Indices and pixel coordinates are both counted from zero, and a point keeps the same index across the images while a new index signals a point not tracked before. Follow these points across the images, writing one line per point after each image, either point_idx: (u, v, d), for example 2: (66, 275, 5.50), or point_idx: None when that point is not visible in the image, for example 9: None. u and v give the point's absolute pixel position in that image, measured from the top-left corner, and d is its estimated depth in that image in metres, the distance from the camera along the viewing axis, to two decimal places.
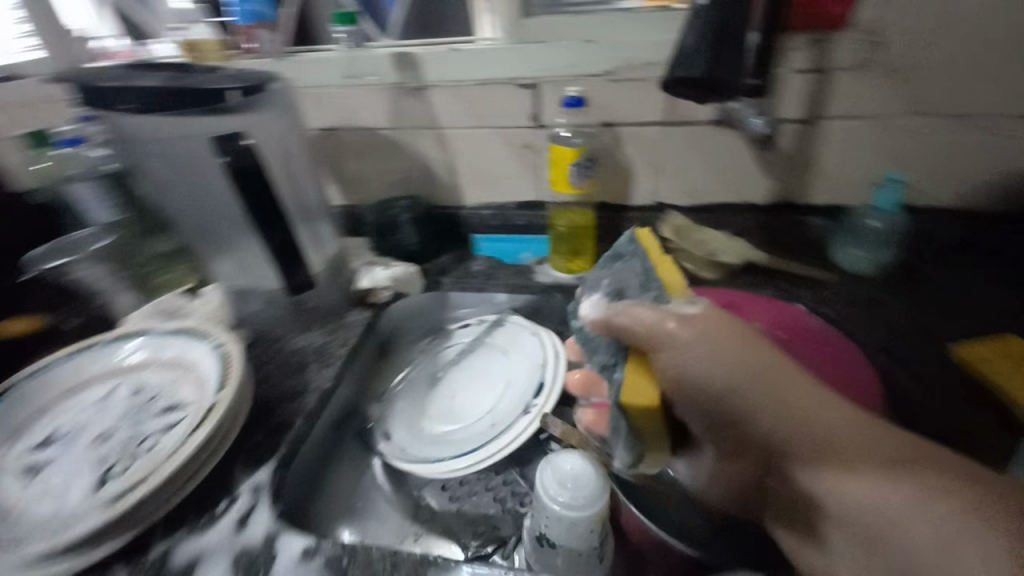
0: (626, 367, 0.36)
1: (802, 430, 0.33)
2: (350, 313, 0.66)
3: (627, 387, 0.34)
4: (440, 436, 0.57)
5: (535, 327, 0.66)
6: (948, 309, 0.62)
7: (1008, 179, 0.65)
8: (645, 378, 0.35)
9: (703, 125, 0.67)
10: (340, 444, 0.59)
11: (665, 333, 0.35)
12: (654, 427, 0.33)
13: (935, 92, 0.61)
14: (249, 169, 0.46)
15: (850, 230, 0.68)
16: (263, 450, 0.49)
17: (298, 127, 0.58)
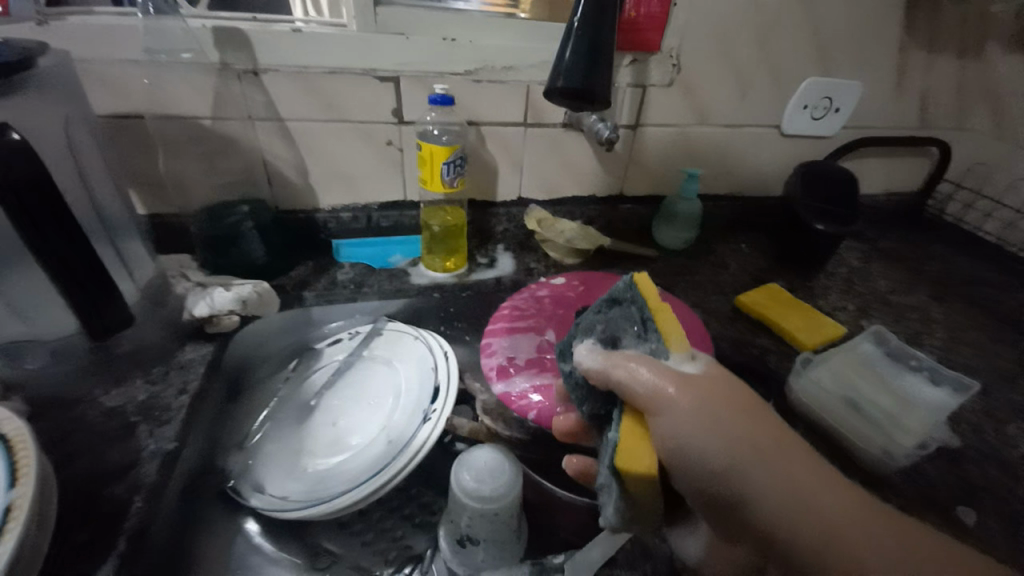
0: (622, 427, 0.36)
1: (801, 517, 0.31)
2: (180, 351, 0.53)
3: (624, 452, 0.34)
4: (326, 472, 0.51)
5: (417, 331, 0.63)
6: (741, 272, 0.80)
7: (766, 172, 0.87)
8: (641, 441, 0.35)
9: (555, 127, 0.72)
10: (198, 511, 0.49)
11: (663, 397, 0.35)
12: (647, 495, 0.34)
13: (725, 107, 0.77)
14: (34, 177, 0.33)
15: (665, 215, 0.82)
16: (94, 555, 0.36)
17: (91, 115, 0.44)
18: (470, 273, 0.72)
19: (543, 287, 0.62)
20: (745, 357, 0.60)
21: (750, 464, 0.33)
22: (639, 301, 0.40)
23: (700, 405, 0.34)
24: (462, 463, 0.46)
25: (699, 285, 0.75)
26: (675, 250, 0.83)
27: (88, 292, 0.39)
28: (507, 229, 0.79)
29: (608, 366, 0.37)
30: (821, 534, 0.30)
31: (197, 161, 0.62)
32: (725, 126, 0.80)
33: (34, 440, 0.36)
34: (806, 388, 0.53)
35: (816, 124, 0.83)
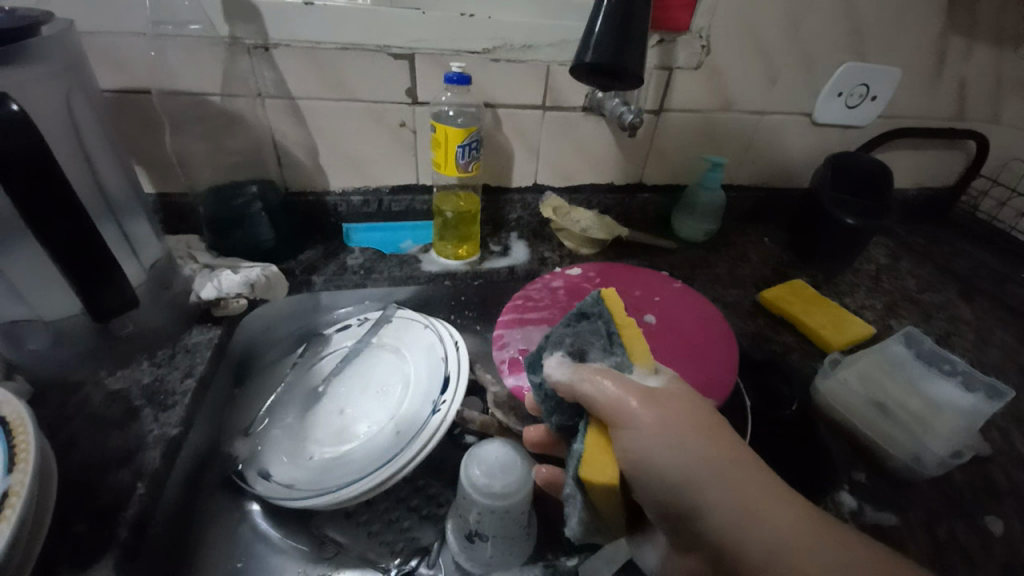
0: (587, 439, 0.35)
1: (753, 531, 0.31)
2: (188, 333, 0.52)
3: (589, 463, 0.34)
4: (332, 461, 0.50)
5: (427, 319, 0.62)
6: (761, 266, 0.77)
7: (792, 162, 0.83)
8: (606, 453, 0.34)
9: (574, 111, 0.69)
10: (201, 497, 0.49)
11: (627, 409, 0.34)
12: (611, 505, 0.33)
13: (753, 93, 0.74)
14: (32, 149, 0.32)
15: (685, 205, 0.79)
16: (94, 543, 0.36)
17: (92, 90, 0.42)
18: (482, 261, 0.70)
19: (557, 277, 0.59)
20: (765, 356, 0.58)
21: (711, 482, 0.33)
22: (605, 316, 0.39)
23: (661, 418, 0.34)
24: (474, 455, 0.45)
25: (719, 279, 0.72)
26: (695, 242, 0.80)
27: (92, 272, 0.37)
28: (521, 217, 0.77)
29: (576, 379, 0.35)
30: (772, 553, 0.30)
31: (205, 139, 0.60)
32: (751, 113, 0.76)
33: (33, 425, 0.35)
34: (837, 391, 0.50)
35: (849, 113, 0.78)
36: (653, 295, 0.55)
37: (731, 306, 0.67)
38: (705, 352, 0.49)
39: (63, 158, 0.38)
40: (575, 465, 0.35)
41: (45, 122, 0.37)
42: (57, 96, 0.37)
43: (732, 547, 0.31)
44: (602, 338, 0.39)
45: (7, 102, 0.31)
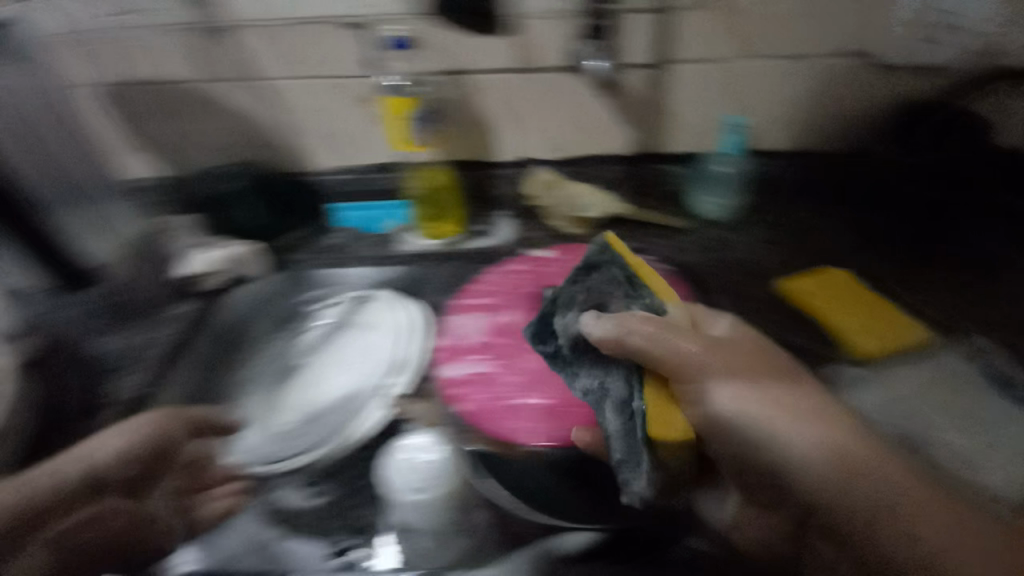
0: (646, 396, 0.35)
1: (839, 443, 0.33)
2: (169, 305, 0.59)
3: (654, 421, 0.34)
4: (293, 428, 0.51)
5: (399, 299, 0.59)
6: (800, 247, 0.63)
7: (848, 116, 0.66)
8: (669, 407, 0.34)
9: (555, 71, 0.62)
10: None
11: (692, 359, 0.36)
12: (680, 462, 0.33)
13: (783, 32, 0.60)
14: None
15: (701, 175, 0.67)
16: None
17: None
18: (461, 240, 0.66)
19: (522, 262, 0.59)
20: None
21: (751, 412, 0.34)
22: (619, 261, 0.44)
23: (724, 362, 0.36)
24: (399, 444, 0.39)
25: (734, 262, 0.61)
26: (716, 221, 0.67)
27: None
28: (510, 193, 0.71)
29: (622, 332, 0.37)
30: (811, 469, 0.32)
31: (190, 124, 0.63)
32: (783, 58, 0.62)
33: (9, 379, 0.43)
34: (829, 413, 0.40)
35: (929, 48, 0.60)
36: None
37: (739, 296, 0.56)
38: None
39: None
40: (636, 424, 0.34)
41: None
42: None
43: (785, 466, 0.32)
44: (623, 286, 0.43)
45: None
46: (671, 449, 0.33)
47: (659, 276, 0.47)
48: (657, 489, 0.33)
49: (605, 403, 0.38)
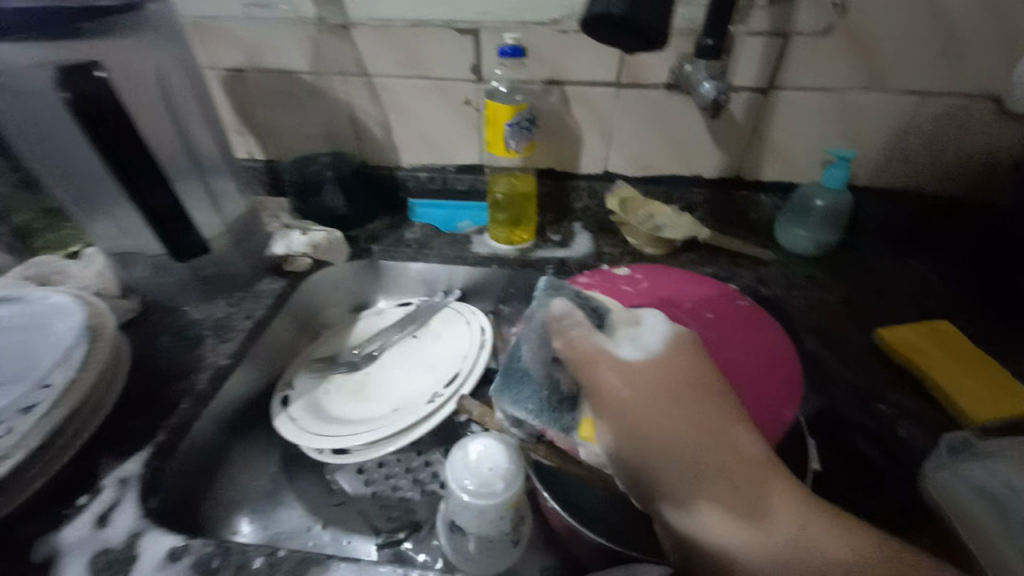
0: (976, 383, 0.46)
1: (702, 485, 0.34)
2: (260, 281, 0.60)
3: (948, 376, 0.47)
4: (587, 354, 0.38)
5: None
6: (885, 293, 0.60)
7: (961, 163, 0.62)
8: (961, 378, 0.46)
9: (656, 89, 0.60)
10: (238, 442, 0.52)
11: (937, 327, 0.51)
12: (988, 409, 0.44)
13: (907, 68, 0.56)
14: (112, 109, 0.41)
15: (793, 208, 0.64)
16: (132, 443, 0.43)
17: (183, 61, 0.51)
18: (536, 249, 0.66)
19: (594, 273, 0.52)
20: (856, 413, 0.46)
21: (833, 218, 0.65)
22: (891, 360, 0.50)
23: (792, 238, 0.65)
24: (468, 446, 0.40)
25: (829, 307, 0.58)
26: (803, 256, 0.64)
27: (162, 207, 0.46)
28: (588, 206, 0.70)
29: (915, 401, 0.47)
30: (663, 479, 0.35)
31: (296, 115, 0.66)
32: (904, 94, 0.58)
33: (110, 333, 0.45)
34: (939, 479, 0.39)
35: None
36: (706, 315, 0.47)
37: (824, 338, 0.54)
38: (755, 390, 0.40)
39: (147, 117, 0.48)
40: (972, 393, 0.45)
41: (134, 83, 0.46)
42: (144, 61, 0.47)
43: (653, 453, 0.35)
44: (883, 371, 0.50)
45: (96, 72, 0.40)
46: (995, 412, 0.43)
47: (740, 316, 0.47)
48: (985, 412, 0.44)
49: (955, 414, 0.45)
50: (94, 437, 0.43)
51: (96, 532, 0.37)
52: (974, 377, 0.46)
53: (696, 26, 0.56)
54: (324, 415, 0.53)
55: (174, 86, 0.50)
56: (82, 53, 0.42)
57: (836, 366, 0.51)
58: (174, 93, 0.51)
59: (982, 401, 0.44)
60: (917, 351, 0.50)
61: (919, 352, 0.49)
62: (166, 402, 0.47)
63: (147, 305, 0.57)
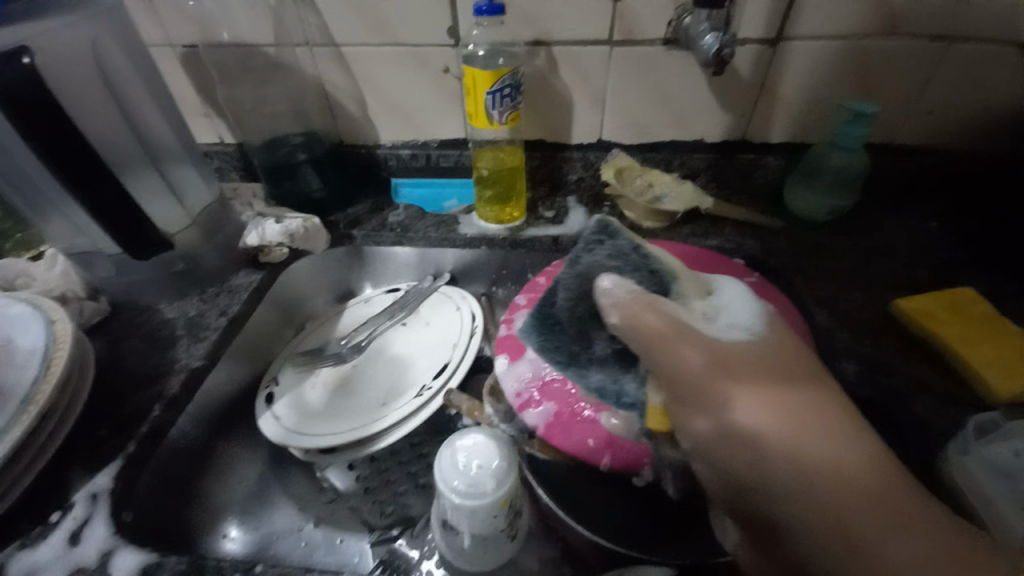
0: (1005, 354, 0.42)
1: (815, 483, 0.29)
2: (235, 274, 0.58)
3: (972, 349, 0.43)
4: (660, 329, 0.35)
5: None
6: (903, 259, 0.56)
7: (991, 114, 0.56)
8: (989, 350, 0.42)
9: (651, 46, 0.55)
10: (224, 441, 0.51)
11: (962, 293, 0.47)
12: (1017, 384, 0.40)
13: (935, 9, 0.50)
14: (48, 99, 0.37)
15: (803, 172, 0.59)
16: (106, 453, 0.41)
17: (127, 41, 0.46)
18: (526, 227, 0.62)
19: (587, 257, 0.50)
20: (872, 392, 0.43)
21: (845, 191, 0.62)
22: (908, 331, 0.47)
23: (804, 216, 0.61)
24: (456, 444, 0.38)
25: (841, 277, 0.54)
26: (815, 224, 0.59)
27: (114, 203, 0.42)
28: (582, 178, 0.66)
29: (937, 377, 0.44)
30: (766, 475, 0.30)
31: (263, 93, 0.61)
32: (929, 38, 0.52)
33: (71, 342, 0.42)
34: (963, 466, 0.36)
35: None
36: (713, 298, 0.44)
37: (838, 312, 0.50)
38: None
39: (93, 107, 0.44)
40: (1000, 367, 0.41)
41: (72, 68, 0.41)
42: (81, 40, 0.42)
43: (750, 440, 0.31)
44: (902, 346, 0.47)
45: (20, 57, 0.36)
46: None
47: None
48: (1017, 387, 0.40)
49: (981, 388, 0.41)
50: (64, 450, 0.41)
51: (68, 551, 0.36)
52: (1002, 347, 0.42)
53: None
54: (311, 412, 0.50)
55: (123, 71, 0.46)
56: (8, 37, 0.38)
57: (849, 342, 0.47)
58: (120, 75, 0.46)
59: (1011, 374, 0.40)
60: (938, 322, 0.46)
61: (941, 322, 0.45)
62: (139, 408, 0.45)
63: (117, 305, 0.54)
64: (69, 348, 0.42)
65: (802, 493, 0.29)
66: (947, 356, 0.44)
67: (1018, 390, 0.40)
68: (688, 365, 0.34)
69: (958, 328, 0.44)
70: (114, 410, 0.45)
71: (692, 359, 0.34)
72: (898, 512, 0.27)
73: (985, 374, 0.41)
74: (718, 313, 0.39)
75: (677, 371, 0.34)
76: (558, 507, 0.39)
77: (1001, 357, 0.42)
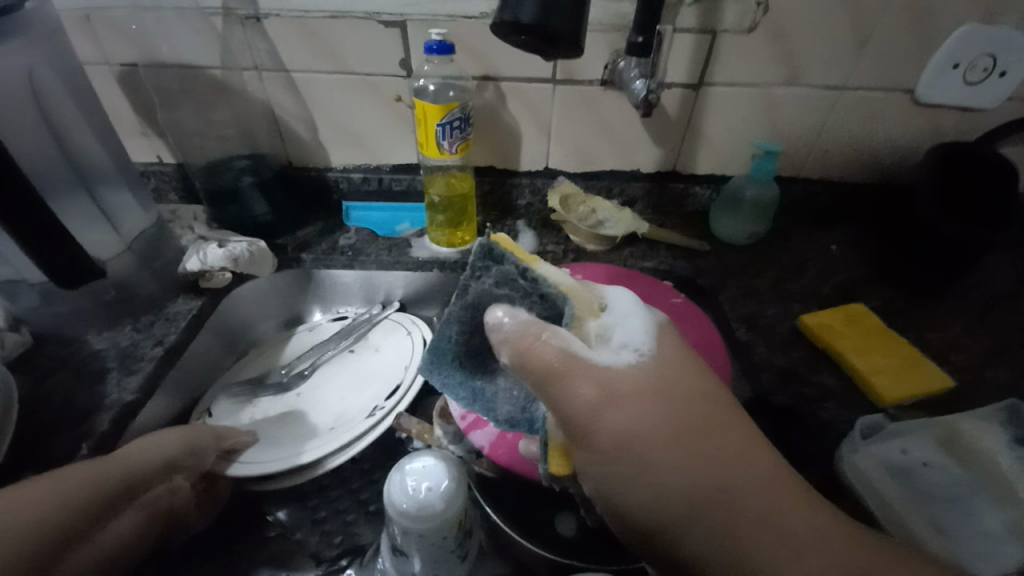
0: (886, 363, 0.49)
1: (699, 499, 0.31)
2: (173, 301, 0.55)
3: (863, 359, 0.50)
4: (552, 365, 0.34)
5: None
6: (812, 278, 0.63)
7: (875, 154, 0.66)
8: (873, 359, 0.50)
9: (589, 85, 0.59)
10: None
11: (855, 309, 0.55)
12: (895, 390, 0.47)
13: (825, 65, 0.59)
14: None
15: (726, 201, 0.66)
16: None
17: (57, 63, 0.44)
18: None
19: None
20: (785, 400, 0.48)
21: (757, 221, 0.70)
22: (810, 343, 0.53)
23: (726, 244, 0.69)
24: (405, 468, 0.38)
25: (760, 295, 0.60)
26: (737, 247, 0.66)
27: (37, 231, 0.40)
28: (531, 203, 0.69)
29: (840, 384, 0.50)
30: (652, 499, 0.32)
31: (208, 115, 0.60)
32: (822, 88, 0.60)
33: None
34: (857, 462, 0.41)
35: (965, 92, 0.60)
36: None
37: (759, 328, 0.56)
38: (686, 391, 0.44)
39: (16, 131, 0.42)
40: (884, 374, 0.48)
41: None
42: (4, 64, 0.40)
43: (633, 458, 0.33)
44: (812, 356, 0.53)
45: None
46: (902, 392, 0.47)
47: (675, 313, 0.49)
48: (894, 392, 0.47)
49: (873, 392, 0.48)
50: None
51: None
52: (884, 358, 0.50)
53: (625, 22, 0.55)
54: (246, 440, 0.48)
55: (52, 94, 0.44)
56: None
57: (767, 355, 0.53)
58: (49, 100, 0.44)
59: (891, 381, 0.47)
60: (835, 334, 0.52)
61: (838, 335, 0.52)
62: (64, 449, 0.42)
63: (39, 337, 0.50)
64: None
65: (686, 507, 0.31)
66: (845, 366, 0.50)
67: (896, 395, 0.47)
68: (579, 392, 0.34)
69: (851, 340, 0.51)
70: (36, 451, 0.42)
71: (592, 402, 0.34)
72: (769, 497, 0.31)
73: (875, 381, 0.48)
74: (613, 332, 0.37)
75: (570, 407, 0.34)
76: (505, 525, 0.41)
77: (885, 366, 0.49)
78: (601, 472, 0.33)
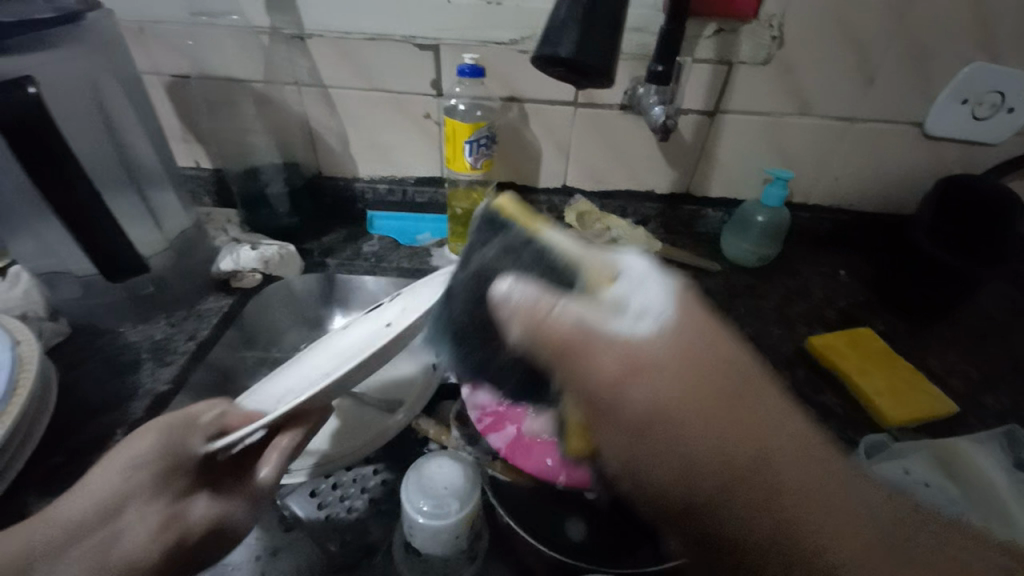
0: (891, 387, 0.50)
1: (744, 483, 0.27)
2: (204, 298, 0.58)
3: (867, 382, 0.51)
4: (562, 340, 0.29)
5: None
6: (819, 301, 0.65)
7: (882, 183, 0.68)
8: (878, 383, 0.51)
9: (608, 108, 0.62)
10: None
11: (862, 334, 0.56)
12: (899, 414, 0.48)
13: (835, 98, 0.61)
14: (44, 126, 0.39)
15: (736, 224, 0.68)
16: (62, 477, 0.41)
17: (118, 73, 0.48)
18: None
19: None
20: None
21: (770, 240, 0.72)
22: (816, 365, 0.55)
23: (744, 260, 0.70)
24: (423, 467, 0.41)
25: (767, 316, 0.62)
26: (747, 268, 0.68)
27: (94, 226, 0.43)
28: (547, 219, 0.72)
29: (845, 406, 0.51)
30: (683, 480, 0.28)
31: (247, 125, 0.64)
32: (832, 119, 0.63)
33: (36, 366, 0.42)
34: None
35: (970, 128, 0.62)
36: None
37: (767, 348, 0.58)
38: None
39: (79, 134, 0.45)
40: (887, 398, 0.50)
41: (63, 98, 0.43)
42: (76, 70, 0.44)
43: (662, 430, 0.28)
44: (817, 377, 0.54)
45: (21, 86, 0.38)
46: (906, 416, 0.48)
47: None
48: (898, 415, 0.48)
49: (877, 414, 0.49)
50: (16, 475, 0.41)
51: None
52: (888, 381, 0.51)
53: (646, 51, 0.58)
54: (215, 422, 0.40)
55: (112, 101, 0.48)
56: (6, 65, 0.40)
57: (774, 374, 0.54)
58: (109, 106, 0.48)
59: (894, 405, 0.49)
60: (842, 356, 0.54)
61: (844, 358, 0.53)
62: (99, 433, 0.44)
63: (78, 326, 0.53)
64: (33, 371, 0.42)
65: (729, 488, 0.27)
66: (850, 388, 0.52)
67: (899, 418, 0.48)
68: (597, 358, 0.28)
69: (857, 363, 0.53)
70: (74, 435, 0.45)
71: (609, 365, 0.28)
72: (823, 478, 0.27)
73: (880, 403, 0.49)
74: (629, 300, 0.30)
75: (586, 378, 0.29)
76: (518, 525, 0.42)
77: (889, 390, 0.50)
78: (625, 446, 0.29)
